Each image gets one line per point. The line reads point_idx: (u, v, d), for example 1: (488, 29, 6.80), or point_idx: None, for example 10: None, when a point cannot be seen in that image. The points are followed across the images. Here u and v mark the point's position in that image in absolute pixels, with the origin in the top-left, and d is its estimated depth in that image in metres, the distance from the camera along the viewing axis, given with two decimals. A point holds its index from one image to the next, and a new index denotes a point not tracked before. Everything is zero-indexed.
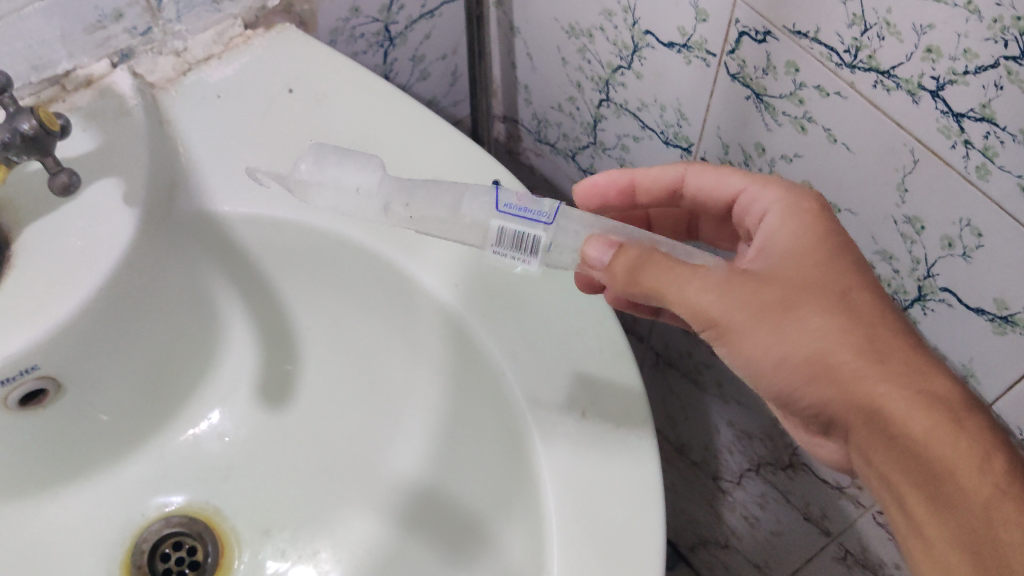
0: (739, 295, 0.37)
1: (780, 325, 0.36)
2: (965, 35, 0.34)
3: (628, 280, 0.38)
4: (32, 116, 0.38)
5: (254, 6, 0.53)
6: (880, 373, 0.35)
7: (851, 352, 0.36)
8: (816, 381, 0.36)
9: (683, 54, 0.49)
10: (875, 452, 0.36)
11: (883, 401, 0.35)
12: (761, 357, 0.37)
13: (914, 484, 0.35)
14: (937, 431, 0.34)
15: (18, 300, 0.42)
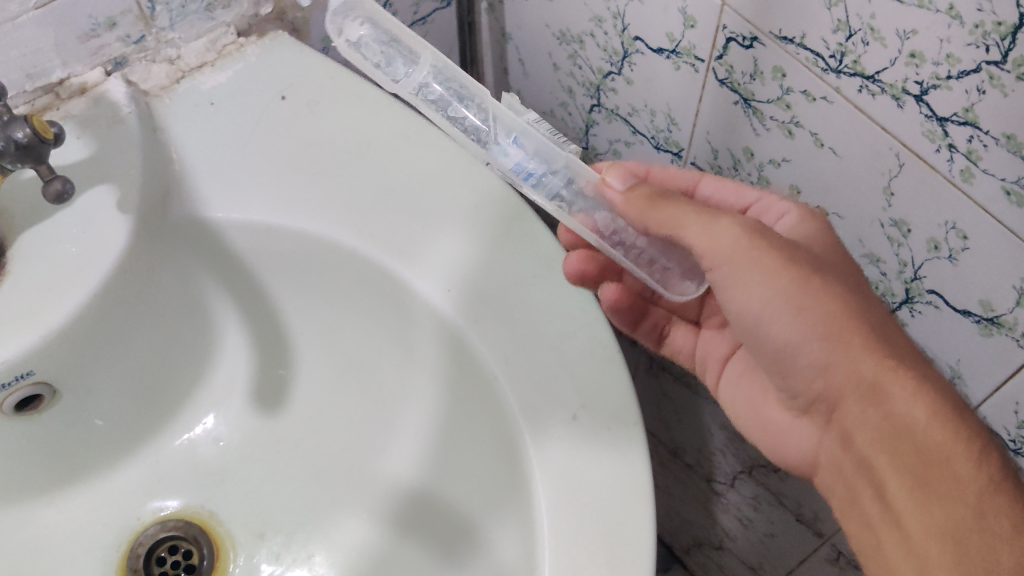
0: (770, 249, 0.41)
1: (805, 284, 0.41)
2: (947, 40, 0.35)
3: (647, 205, 0.43)
4: (26, 124, 0.39)
5: (247, 14, 0.54)
6: (892, 357, 0.39)
7: (868, 329, 0.40)
8: (830, 339, 0.41)
9: (672, 60, 0.50)
10: (872, 423, 0.40)
11: (887, 382, 0.39)
12: (782, 300, 0.41)
13: (902, 461, 0.38)
14: (937, 417, 0.37)
15: (14, 308, 0.43)
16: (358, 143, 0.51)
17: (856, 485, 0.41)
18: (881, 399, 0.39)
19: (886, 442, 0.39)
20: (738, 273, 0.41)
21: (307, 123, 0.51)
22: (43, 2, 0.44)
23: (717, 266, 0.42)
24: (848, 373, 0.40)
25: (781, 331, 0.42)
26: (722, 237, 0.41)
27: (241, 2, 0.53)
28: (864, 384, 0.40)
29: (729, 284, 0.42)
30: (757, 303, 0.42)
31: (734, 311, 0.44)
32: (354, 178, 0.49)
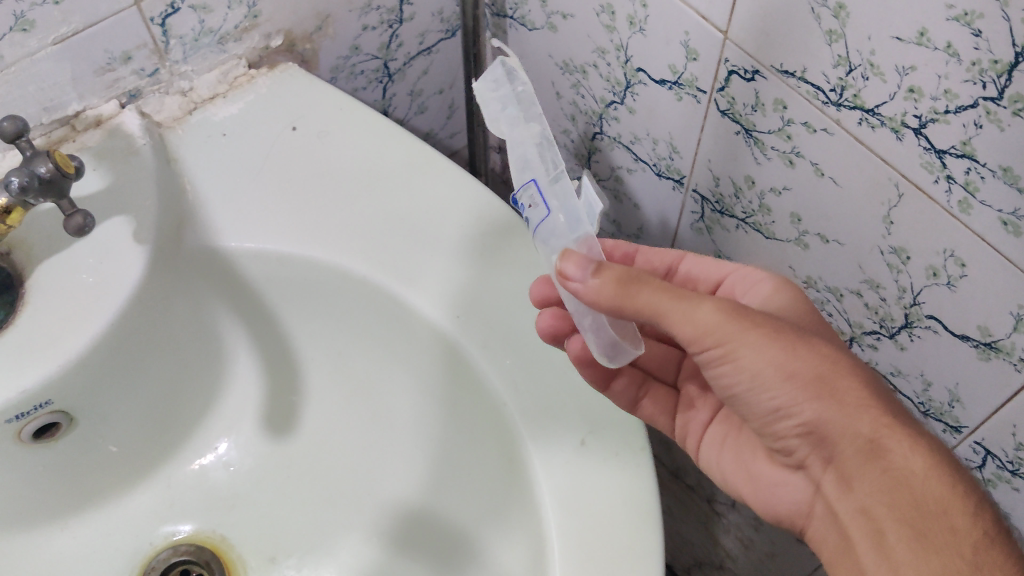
0: (753, 317, 0.39)
1: (792, 349, 0.39)
2: (945, 76, 0.36)
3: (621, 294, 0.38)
4: (48, 159, 0.40)
5: (258, 47, 0.55)
6: (886, 413, 0.39)
7: (861, 382, 0.40)
8: (820, 401, 0.39)
9: (674, 91, 0.51)
10: (867, 479, 0.39)
11: (884, 437, 0.38)
12: (771, 371, 0.39)
13: (899, 514, 0.38)
14: (933, 473, 0.38)
15: (32, 338, 0.44)
16: (368, 172, 0.52)
17: (844, 540, 0.40)
18: (877, 456, 0.39)
19: (882, 498, 0.38)
20: (727, 349, 0.39)
21: (317, 153, 0.52)
22: (61, 37, 0.45)
23: (704, 346, 0.39)
24: (842, 433, 0.39)
25: (770, 398, 0.40)
26: (706, 315, 0.38)
27: (253, 35, 0.54)
28: (859, 440, 0.39)
29: (716, 357, 0.39)
30: (747, 373, 0.39)
31: (718, 379, 0.41)
32: (363, 207, 0.50)
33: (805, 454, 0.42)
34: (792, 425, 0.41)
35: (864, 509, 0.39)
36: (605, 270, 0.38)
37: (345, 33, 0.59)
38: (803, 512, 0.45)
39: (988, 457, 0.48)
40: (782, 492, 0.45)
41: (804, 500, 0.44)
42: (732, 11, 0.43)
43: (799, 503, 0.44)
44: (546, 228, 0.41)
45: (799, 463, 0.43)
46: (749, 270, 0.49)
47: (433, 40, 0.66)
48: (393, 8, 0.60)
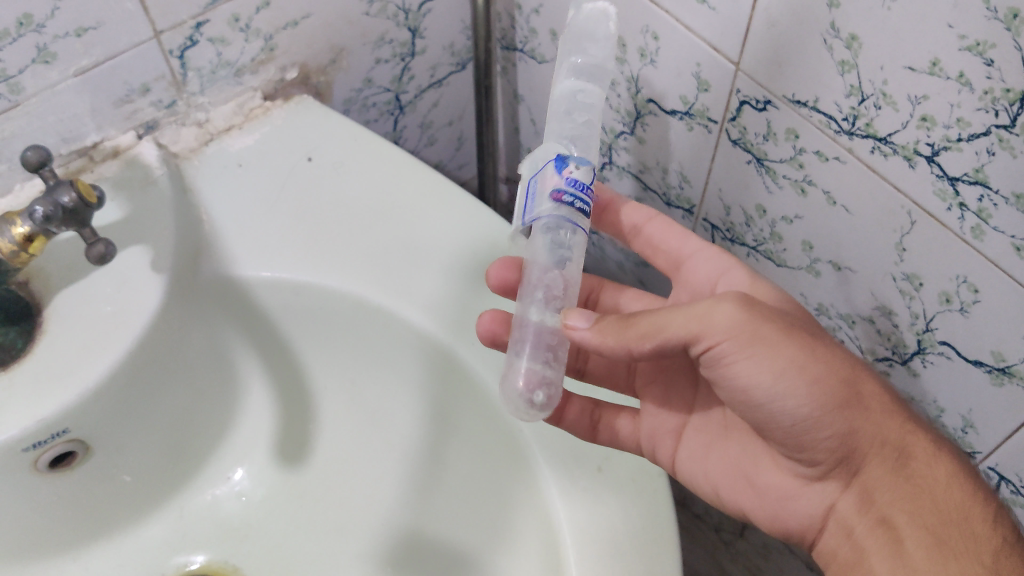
0: (769, 318, 0.38)
1: (812, 351, 0.38)
2: (957, 105, 0.36)
3: (623, 328, 0.38)
4: (71, 189, 0.40)
5: (273, 79, 0.56)
6: (909, 420, 0.40)
7: (881, 389, 0.40)
8: (848, 410, 0.39)
9: (686, 121, 0.52)
10: (891, 488, 0.40)
11: (910, 441, 0.39)
12: (794, 373, 0.37)
13: (921, 522, 0.38)
14: (955, 479, 0.39)
15: (52, 366, 0.44)
16: (382, 202, 0.52)
17: (856, 554, 0.40)
18: (903, 463, 0.39)
19: (904, 506, 0.39)
20: (744, 351, 0.37)
21: (332, 182, 0.53)
22: (81, 69, 0.46)
23: (713, 345, 0.37)
24: (870, 438, 0.39)
25: (794, 410, 0.38)
26: (719, 320, 0.37)
27: (268, 68, 0.54)
28: (886, 447, 0.39)
29: (729, 360, 0.38)
30: (764, 378, 0.37)
31: (729, 390, 0.39)
32: (378, 237, 0.51)
33: (821, 466, 0.41)
34: (816, 438, 0.39)
35: (882, 519, 0.39)
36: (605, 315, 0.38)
37: (359, 65, 0.60)
38: (811, 528, 0.43)
39: (1002, 482, 0.48)
40: (786, 507, 0.43)
41: (813, 514, 0.42)
42: (744, 43, 0.44)
43: (806, 518, 0.43)
44: (575, 236, 0.40)
45: (813, 474, 0.42)
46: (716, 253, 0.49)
47: (443, 73, 0.67)
48: (405, 42, 0.61)
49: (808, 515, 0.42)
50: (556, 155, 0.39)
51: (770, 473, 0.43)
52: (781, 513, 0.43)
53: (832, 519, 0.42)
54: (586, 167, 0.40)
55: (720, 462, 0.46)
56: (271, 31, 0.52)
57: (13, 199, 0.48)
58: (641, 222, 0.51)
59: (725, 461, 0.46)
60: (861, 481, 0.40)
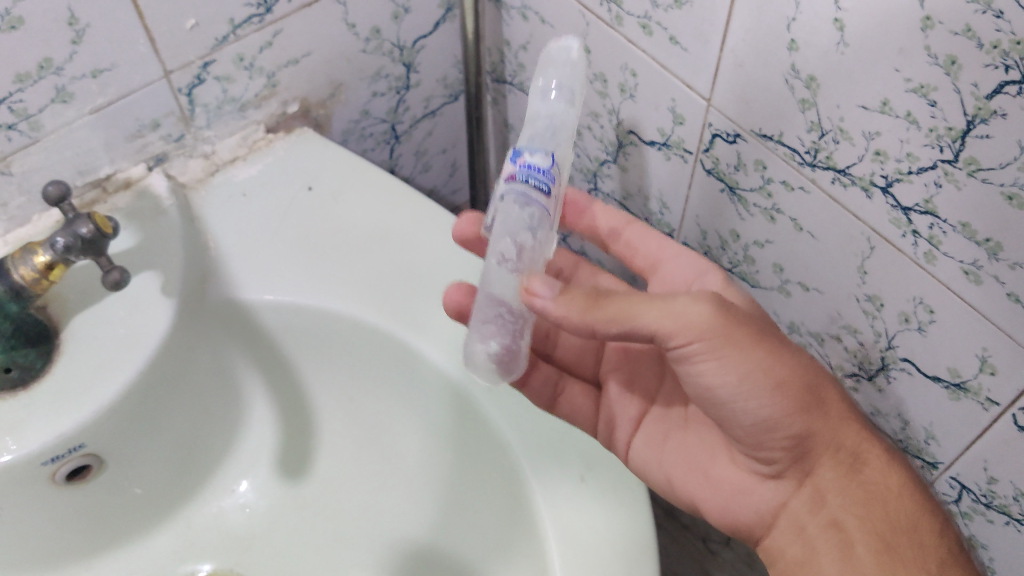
0: (744, 322, 0.40)
1: (779, 356, 0.41)
2: (907, 141, 0.39)
3: (592, 308, 0.39)
4: (89, 221, 0.43)
5: (276, 113, 0.59)
6: (864, 430, 0.44)
7: (842, 396, 0.44)
8: (808, 412, 0.42)
9: (663, 151, 0.55)
10: (843, 492, 0.43)
11: (865, 449, 0.43)
12: (763, 377, 0.40)
13: (871, 526, 0.42)
14: (904, 487, 0.43)
15: (69, 386, 0.47)
16: (379, 229, 0.55)
17: (806, 552, 0.43)
18: (856, 470, 0.43)
19: (856, 510, 0.42)
20: (715, 349, 0.39)
21: (331, 210, 0.56)
22: (96, 107, 0.49)
23: (687, 344, 0.39)
24: (826, 443, 0.43)
25: (756, 409, 0.41)
26: (693, 317, 0.39)
27: (271, 102, 0.58)
28: (842, 454, 0.43)
29: (698, 359, 0.40)
30: (733, 378, 0.40)
31: (692, 383, 0.42)
32: (374, 262, 0.54)
33: (777, 464, 0.44)
34: (776, 438, 0.42)
35: (832, 521, 0.43)
36: (572, 291, 0.39)
37: (356, 99, 0.63)
38: (760, 523, 0.46)
39: (963, 491, 0.51)
40: (737, 500, 0.46)
41: (764, 510, 0.45)
42: (715, 81, 0.47)
43: (756, 513, 0.46)
44: (527, 212, 0.40)
45: (769, 472, 0.45)
46: (693, 261, 0.51)
47: (437, 103, 0.70)
48: (400, 76, 0.65)
49: (758, 510, 0.46)
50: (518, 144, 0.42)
51: (727, 468, 0.47)
52: (731, 506, 0.46)
53: (782, 516, 0.45)
54: (547, 150, 0.41)
55: (676, 454, 0.49)
56: (274, 69, 0.56)
57: (32, 229, 0.51)
58: (620, 226, 0.54)
59: (682, 451, 0.49)
60: (815, 482, 0.44)
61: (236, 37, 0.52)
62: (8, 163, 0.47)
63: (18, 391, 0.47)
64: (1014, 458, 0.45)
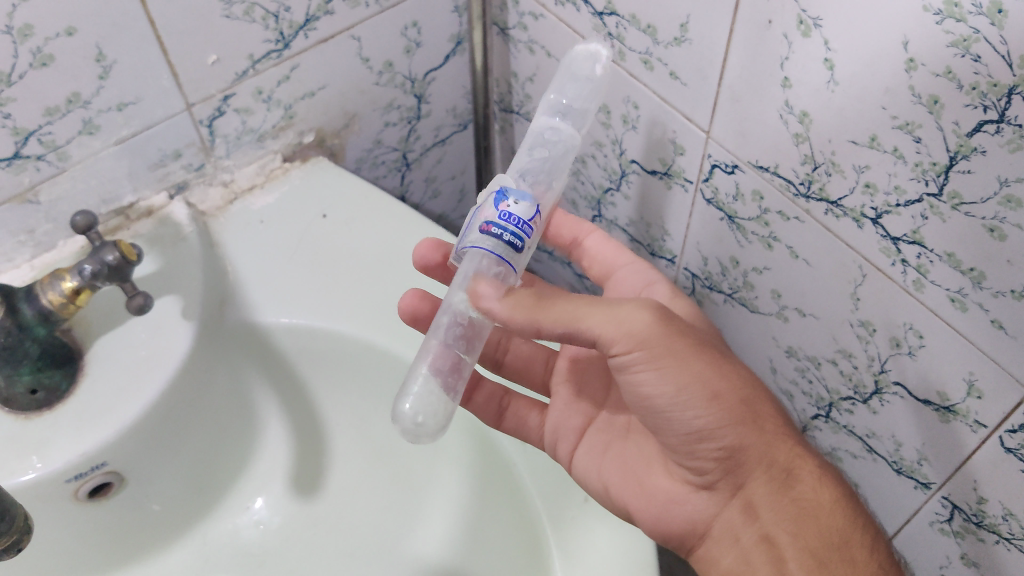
0: (682, 333, 0.41)
1: (715, 369, 0.42)
2: (894, 174, 0.41)
3: (537, 309, 0.40)
4: (115, 248, 0.45)
5: (292, 143, 0.61)
6: (797, 446, 0.44)
7: (776, 412, 0.44)
8: (741, 424, 0.42)
9: (665, 180, 0.58)
10: (774, 507, 0.44)
11: (797, 464, 0.44)
12: (698, 387, 0.41)
13: (803, 542, 0.43)
14: (837, 502, 0.44)
15: (95, 406, 0.49)
16: (390, 255, 0.57)
17: (742, 564, 0.44)
18: (788, 486, 0.44)
19: (789, 527, 0.43)
20: (653, 358, 0.40)
21: (344, 237, 0.58)
22: (121, 138, 0.51)
23: (625, 351, 0.40)
24: (757, 457, 0.43)
25: (690, 419, 0.42)
26: (635, 324, 0.40)
27: (288, 133, 0.60)
28: (775, 469, 0.44)
29: (635, 367, 0.41)
30: (668, 387, 0.41)
31: (630, 391, 0.42)
32: (385, 286, 0.56)
33: (709, 475, 0.44)
34: (708, 447, 0.43)
35: (765, 536, 0.43)
36: (517, 292, 0.41)
37: (369, 129, 0.65)
38: (693, 532, 0.46)
39: (955, 511, 0.52)
40: (670, 511, 0.46)
41: (696, 520, 0.46)
42: (713, 115, 0.49)
43: (688, 524, 0.46)
44: (494, 264, 0.41)
45: (702, 483, 0.45)
46: (645, 270, 0.55)
47: (447, 132, 0.73)
48: (412, 106, 0.67)
49: (691, 520, 0.46)
50: (501, 192, 0.41)
51: (663, 476, 0.46)
52: (664, 516, 0.46)
53: (714, 525, 0.45)
54: (526, 205, 0.41)
55: (614, 464, 0.48)
56: (291, 101, 0.58)
57: (58, 254, 0.54)
58: (582, 237, 0.57)
59: (619, 462, 0.48)
60: (745, 494, 0.44)
61: (255, 72, 0.54)
62: (36, 192, 0.49)
63: (44, 411, 0.49)
64: (1002, 479, 0.47)
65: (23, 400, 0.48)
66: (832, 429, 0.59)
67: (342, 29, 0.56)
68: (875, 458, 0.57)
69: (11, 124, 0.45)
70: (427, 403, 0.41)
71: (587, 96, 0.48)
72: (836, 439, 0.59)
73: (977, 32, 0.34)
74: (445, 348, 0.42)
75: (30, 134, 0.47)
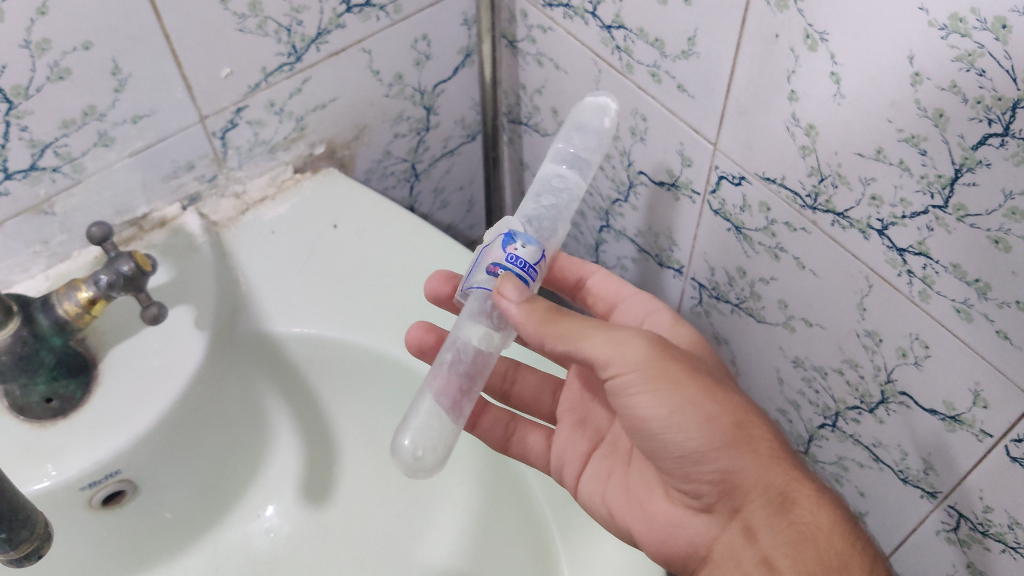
0: (676, 359, 0.42)
1: (710, 393, 0.43)
2: (900, 187, 0.42)
3: (545, 320, 0.41)
4: (130, 258, 0.46)
5: (304, 154, 0.62)
6: (795, 472, 0.43)
7: (774, 437, 0.44)
8: (734, 447, 0.42)
9: (672, 192, 0.58)
10: (772, 529, 0.43)
11: (794, 488, 0.43)
12: (690, 410, 0.42)
13: (801, 564, 0.41)
14: (838, 525, 0.42)
15: (108, 414, 0.50)
16: (400, 264, 0.58)
17: None
18: (786, 509, 0.43)
19: (787, 549, 0.42)
20: (648, 381, 0.41)
21: (355, 247, 0.59)
22: (135, 150, 0.52)
23: (621, 373, 0.41)
24: (751, 480, 0.43)
25: (684, 441, 0.42)
26: (630, 349, 0.41)
27: (299, 144, 0.61)
28: (772, 493, 0.43)
29: (630, 389, 0.42)
30: (662, 410, 0.42)
31: (628, 416, 0.43)
32: (395, 295, 0.56)
33: (705, 497, 0.45)
34: (702, 470, 0.43)
35: (762, 559, 0.42)
36: (535, 300, 0.41)
37: (379, 140, 0.66)
38: (695, 555, 0.46)
39: (961, 520, 0.52)
40: (671, 534, 0.46)
41: (697, 543, 0.46)
42: (720, 127, 0.50)
43: (689, 547, 0.46)
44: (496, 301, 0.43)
45: (700, 506, 0.45)
46: (648, 299, 0.55)
47: (456, 143, 0.73)
48: (421, 118, 0.68)
49: (691, 544, 0.46)
50: (507, 235, 0.43)
51: (663, 502, 0.47)
52: (665, 541, 0.46)
53: (715, 548, 0.45)
54: (532, 249, 0.43)
55: (617, 489, 0.50)
56: (302, 113, 0.59)
57: (72, 264, 0.54)
58: (585, 276, 0.58)
59: (623, 488, 0.50)
60: (743, 518, 0.44)
61: (267, 84, 0.55)
62: (52, 203, 0.50)
63: (59, 419, 0.49)
64: (1007, 488, 0.47)
65: (38, 409, 0.49)
66: (838, 438, 0.59)
67: (353, 42, 0.57)
68: (882, 467, 0.57)
69: (27, 137, 0.46)
70: (427, 437, 0.42)
71: (593, 147, 0.50)
72: (842, 448, 0.60)
73: (981, 47, 0.34)
74: (449, 377, 0.43)
75: (47, 146, 0.47)
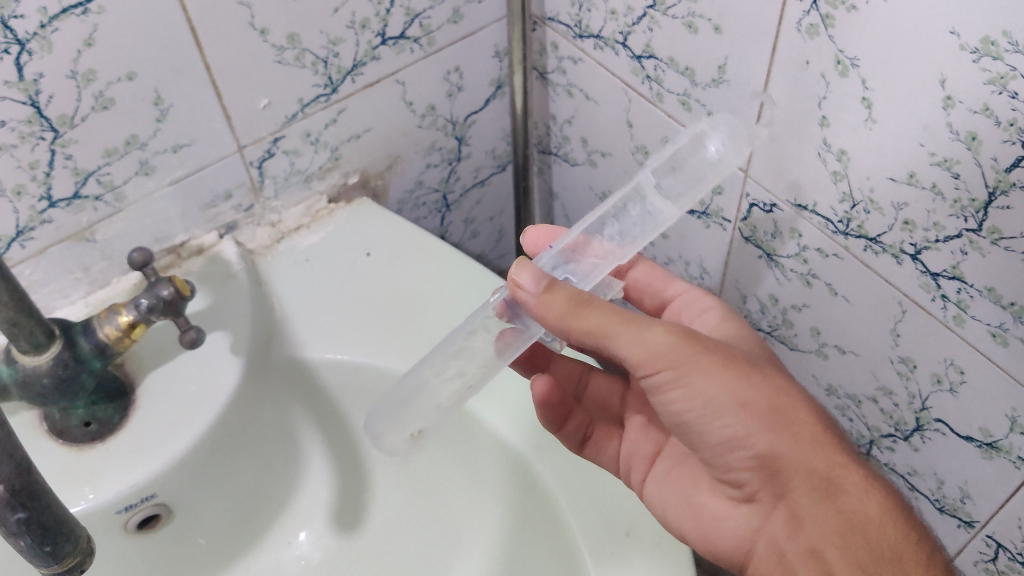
0: (707, 348, 0.41)
1: (744, 380, 0.42)
2: (933, 211, 0.42)
3: (565, 315, 0.39)
4: (169, 283, 0.47)
5: (338, 184, 0.63)
6: (840, 454, 0.43)
7: (817, 420, 0.43)
8: (772, 432, 0.42)
9: (704, 219, 0.59)
10: (818, 516, 0.42)
11: (841, 474, 0.42)
12: (724, 400, 0.41)
13: (851, 557, 0.41)
14: (888, 513, 0.42)
15: (145, 440, 0.50)
16: (433, 292, 0.58)
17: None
18: (833, 494, 0.42)
19: (835, 539, 0.42)
20: (678, 374, 0.41)
21: (388, 275, 0.59)
22: (175, 179, 0.53)
23: (652, 371, 0.41)
24: (796, 466, 0.42)
25: (720, 431, 0.42)
26: (656, 340, 0.40)
27: (334, 174, 0.62)
28: (817, 477, 0.42)
29: (664, 384, 0.41)
30: (696, 402, 0.41)
31: (665, 410, 0.43)
32: (428, 322, 0.57)
33: (749, 487, 0.45)
34: (742, 459, 0.43)
35: (811, 548, 0.43)
36: (555, 290, 0.40)
37: (411, 170, 0.67)
38: (740, 549, 0.47)
39: (1000, 549, 0.52)
40: (718, 527, 0.47)
41: (741, 537, 0.46)
42: (751, 155, 0.50)
43: (734, 540, 0.47)
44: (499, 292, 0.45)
45: (743, 498, 0.46)
46: (696, 295, 0.54)
47: (487, 174, 0.74)
48: (452, 149, 0.69)
49: (738, 536, 0.46)
50: None
51: (710, 495, 0.48)
52: (711, 533, 0.47)
53: (759, 540, 0.46)
54: None
55: (670, 484, 0.50)
56: (337, 144, 0.60)
57: (112, 291, 0.55)
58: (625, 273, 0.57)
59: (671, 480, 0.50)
60: (787, 505, 0.44)
61: (304, 114, 0.56)
62: (93, 231, 0.51)
63: (97, 442, 0.50)
64: None
65: (78, 432, 0.50)
66: None
67: (387, 74, 0.58)
68: (917, 496, 0.56)
69: (72, 165, 0.47)
70: None
71: None
72: None
73: (1014, 69, 0.34)
74: None
75: (90, 174, 0.48)
